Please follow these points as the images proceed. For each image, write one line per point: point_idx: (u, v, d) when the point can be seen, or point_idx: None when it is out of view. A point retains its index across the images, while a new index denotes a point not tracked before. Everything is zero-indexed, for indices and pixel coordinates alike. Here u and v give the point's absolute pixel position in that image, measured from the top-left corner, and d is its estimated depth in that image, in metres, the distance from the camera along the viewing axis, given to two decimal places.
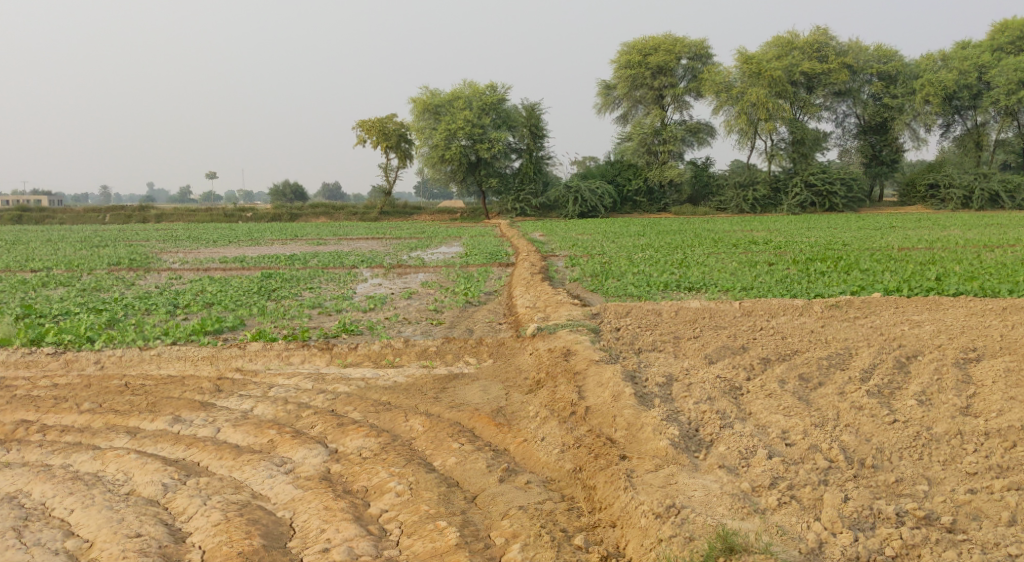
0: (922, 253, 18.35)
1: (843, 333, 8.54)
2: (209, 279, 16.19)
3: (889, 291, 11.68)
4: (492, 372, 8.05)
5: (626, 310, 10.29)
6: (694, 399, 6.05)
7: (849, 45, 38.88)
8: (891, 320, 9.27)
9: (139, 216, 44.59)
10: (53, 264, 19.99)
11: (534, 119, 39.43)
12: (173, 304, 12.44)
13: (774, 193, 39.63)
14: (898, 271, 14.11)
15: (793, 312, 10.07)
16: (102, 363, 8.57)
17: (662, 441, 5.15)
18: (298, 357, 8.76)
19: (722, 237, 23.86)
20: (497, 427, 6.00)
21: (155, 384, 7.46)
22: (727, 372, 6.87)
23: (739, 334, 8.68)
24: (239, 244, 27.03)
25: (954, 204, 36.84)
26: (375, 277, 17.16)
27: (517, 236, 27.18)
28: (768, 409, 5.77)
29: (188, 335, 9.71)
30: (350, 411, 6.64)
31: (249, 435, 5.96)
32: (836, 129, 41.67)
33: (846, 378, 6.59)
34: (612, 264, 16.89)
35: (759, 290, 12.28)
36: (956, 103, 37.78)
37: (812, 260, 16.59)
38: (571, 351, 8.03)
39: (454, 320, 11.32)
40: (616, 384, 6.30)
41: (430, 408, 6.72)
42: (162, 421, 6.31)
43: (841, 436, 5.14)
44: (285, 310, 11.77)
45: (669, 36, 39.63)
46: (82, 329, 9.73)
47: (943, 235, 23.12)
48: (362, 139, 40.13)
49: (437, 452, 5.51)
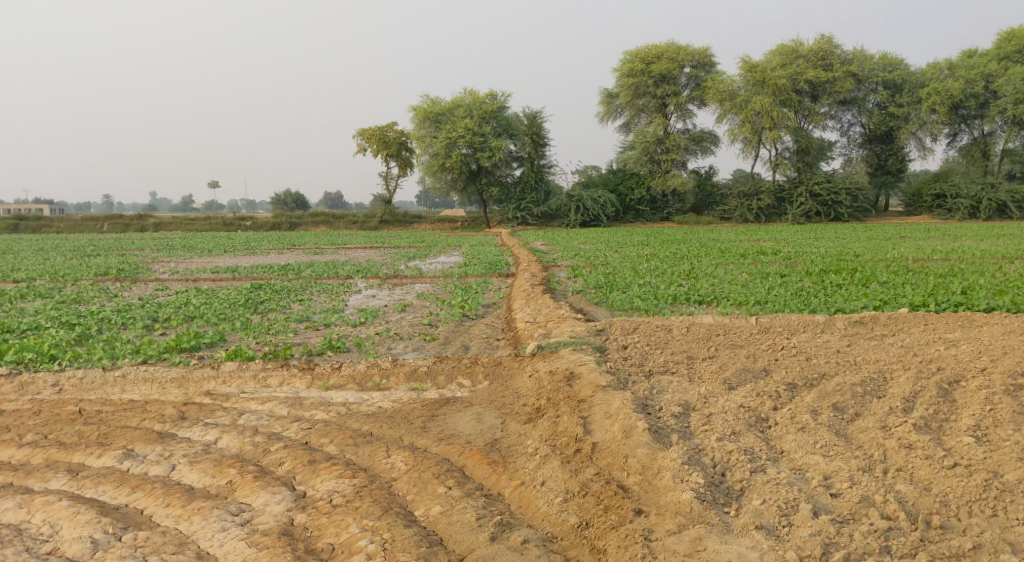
0: (940, 264, 17.67)
1: (873, 354, 7.73)
2: (196, 291, 15.49)
3: (915, 307, 10.89)
4: (487, 397, 7.26)
5: (633, 326, 9.52)
6: (717, 435, 5.29)
7: (854, 54, 38.12)
8: (924, 339, 8.48)
9: (137, 225, 43.87)
10: (37, 274, 19.26)
11: (536, 128, 38.64)
12: (152, 318, 11.65)
13: (778, 202, 38.93)
14: (919, 284, 13.38)
15: (815, 329, 9.29)
16: (60, 386, 7.77)
17: (685, 492, 4.40)
18: (276, 380, 7.98)
19: (729, 248, 23.00)
20: (491, 467, 5.23)
21: (113, 411, 6.67)
22: (751, 401, 6.08)
23: (759, 354, 7.90)
24: (233, 254, 26.17)
25: (961, 214, 36.07)
26: (369, 289, 16.39)
27: (518, 246, 26.33)
28: (802, 448, 5.02)
29: (160, 353, 8.97)
30: (325, 445, 5.86)
31: (206, 474, 5.20)
32: (841, 137, 40.98)
33: (886, 408, 5.82)
34: (617, 275, 16.19)
35: (776, 303, 11.51)
36: (962, 111, 37.10)
37: (827, 272, 15.87)
38: (575, 374, 7.21)
39: (449, 336, 10.55)
40: (627, 415, 5.51)
41: (416, 441, 5.94)
42: (111, 457, 5.53)
43: (896, 485, 4.43)
44: (269, 325, 11.00)
45: (672, 44, 38.95)
46: (48, 346, 8.94)
47: (954, 246, 22.42)
48: (362, 147, 39.43)
49: (419, 499, 4.76)
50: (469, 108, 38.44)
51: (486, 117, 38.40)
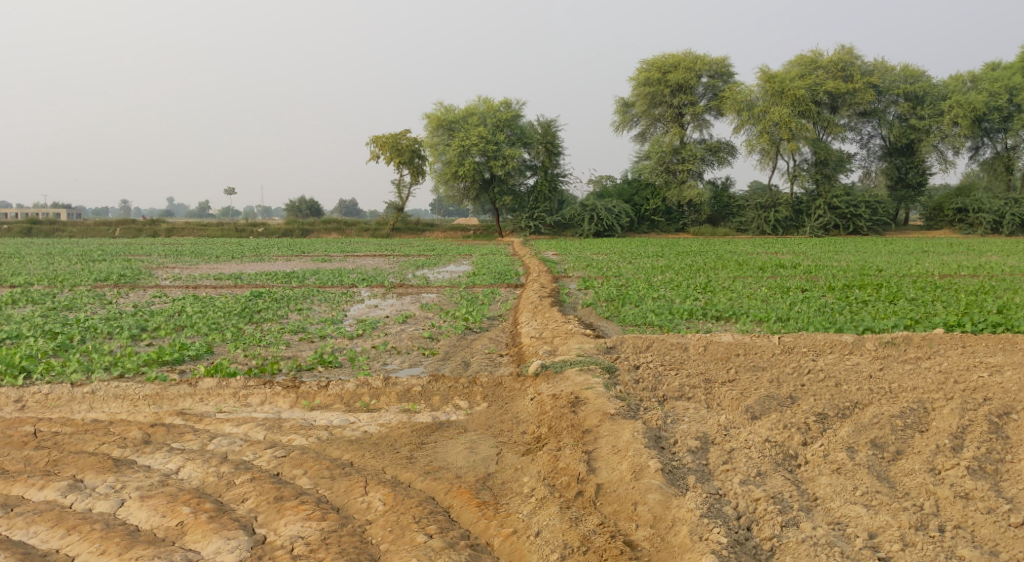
0: (968, 281, 16.88)
1: (909, 380, 6.99)
2: (193, 298, 14.87)
3: (949, 327, 10.14)
4: (484, 421, 6.60)
5: (645, 343, 8.83)
6: (739, 477, 4.67)
7: (875, 65, 37.24)
8: (963, 363, 7.74)
9: (149, 230, 43.50)
10: (37, 279, 18.76)
11: (550, 136, 38.04)
12: (142, 327, 11.06)
13: (796, 214, 38.12)
14: (950, 302, 12.61)
15: (842, 350, 8.56)
16: (24, 403, 7.18)
17: (705, 556, 3.93)
18: (257, 398, 7.35)
19: (746, 261, 22.14)
20: (481, 509, 4.61)
21: (71, 432, 6.02)
22: (778, 434, 5.39)
23: (783, 378, 7.19)
24: (240, 261, 25.59)
25: (983, 229, 35.17)
26: (372, 298, 15.79)
27: (529, 255, 25.67)
28: (840, 494, 4.51)
29: (139, 366, 8.36)
30: (298, 476, 5.22)
31: (155, 513, 4.57)
32: (860, 149, 40.10)
33: (932, 446, 5.12)
34: (630, 288, 15.46)
35: (799, 320, 10.78)
36: (985, 124, 36.06)
37: (851, 287, 15.11)
38: (580, 399, 6.54)
39: (449, 350, 9.92)
40: (637, 452, 4.90)
41: (400, 474, 5.28)
42: (53, 489, 4.90)
43: (958, 549, 4.02)
44: (261, 336, 10.39)
45: (690, 53, 38.26)
46: (18, 357, 8.31)
47: (982, 262, 21.58)
48: (375, 155, 38.97)
49: (394, 549, 4.20)
50: (483, 116, 37.88)
51: (501, 125, 37.79)
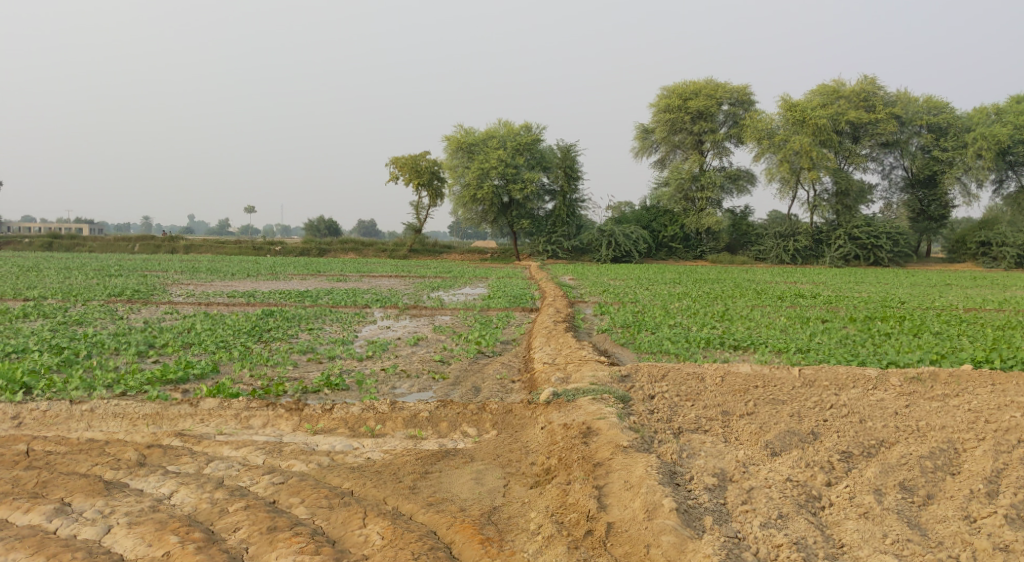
0: (994, 315, 16.45)
1: (938, 419, 6.65)
2: (204, 316, 14.75)
3: (977, 363, 9.78)
4: (491, 450, 6.34)
5: (661, 372, 8.54)
6: (760, 519, 4.43)
7: (897, 96, 36.94)
8: (993, 402, 7.38)
9: (169, 246, 43.68)
10: (51, 293, 18.74)
11: (569, 161, 37.98)
12: (149, 344, 10.91)
13: (816, 244, 37.68)
14: (976, 337, 12.23)
15: (866, 385, 8.22)
16: (21, 420, 7.03)
17: None
18: (259, 420, 7.15)
19: (765, 290, 21.78)
20: (485, 547, 4.41)
21: (65, 451, 5.84)
22: (800, 473, 5.10)
23: (805, 413, 6.87)
24: (256, 279, 25.56)
25: (1008, 263, 34.63)
26: (384, 319, 15.60)
27: (546, 280, 25.42)
28: (868, 542, 4.27)
29: (142, 384, 8.18)
30: (295, 504, 4.99)
31: (142, 542, 4.42)
32: (882, 180, 39.68)
33: (966, 491, 4.81)
34: (646, 314, 15.18)
35: (819, 352, 10.46)
36: (1010, 157, 35.56)
37: (873, 320, 14.72)
38: (592, 429, 6.27)
39: (460, 375, 9.68)
40: (650, 488, 4.65)
41: (402, 505, 5.04)
42: (39, 512, 4.72)
43: None
44: (269, 356, 10.21)
45: (711, 80, 38.19)
46: (19, 372, 8.14)
47: (1008, 296, 21.09)
48: (394, 176, 39.04)
49: None
50: (503, 140, 37.87)
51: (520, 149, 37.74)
